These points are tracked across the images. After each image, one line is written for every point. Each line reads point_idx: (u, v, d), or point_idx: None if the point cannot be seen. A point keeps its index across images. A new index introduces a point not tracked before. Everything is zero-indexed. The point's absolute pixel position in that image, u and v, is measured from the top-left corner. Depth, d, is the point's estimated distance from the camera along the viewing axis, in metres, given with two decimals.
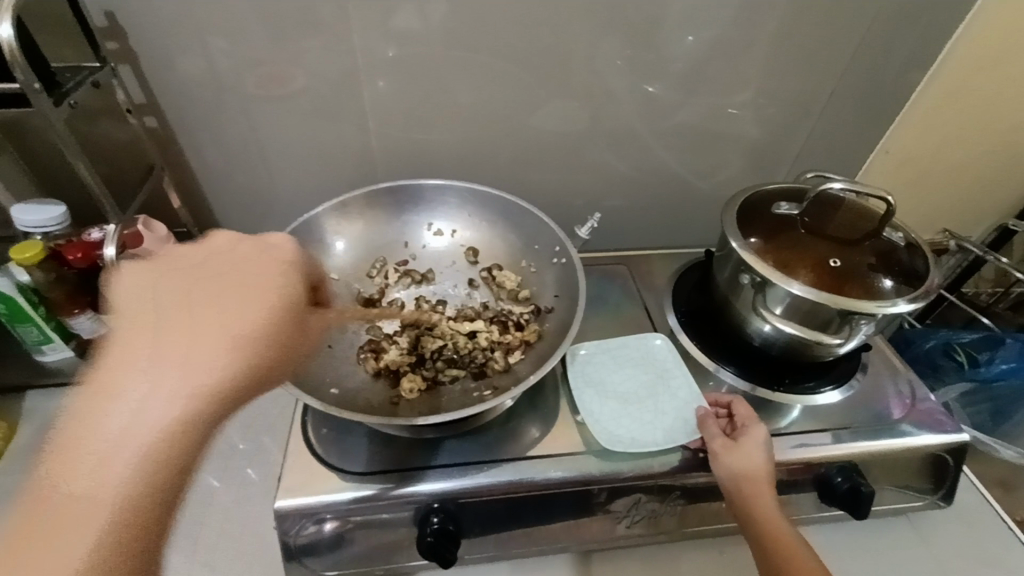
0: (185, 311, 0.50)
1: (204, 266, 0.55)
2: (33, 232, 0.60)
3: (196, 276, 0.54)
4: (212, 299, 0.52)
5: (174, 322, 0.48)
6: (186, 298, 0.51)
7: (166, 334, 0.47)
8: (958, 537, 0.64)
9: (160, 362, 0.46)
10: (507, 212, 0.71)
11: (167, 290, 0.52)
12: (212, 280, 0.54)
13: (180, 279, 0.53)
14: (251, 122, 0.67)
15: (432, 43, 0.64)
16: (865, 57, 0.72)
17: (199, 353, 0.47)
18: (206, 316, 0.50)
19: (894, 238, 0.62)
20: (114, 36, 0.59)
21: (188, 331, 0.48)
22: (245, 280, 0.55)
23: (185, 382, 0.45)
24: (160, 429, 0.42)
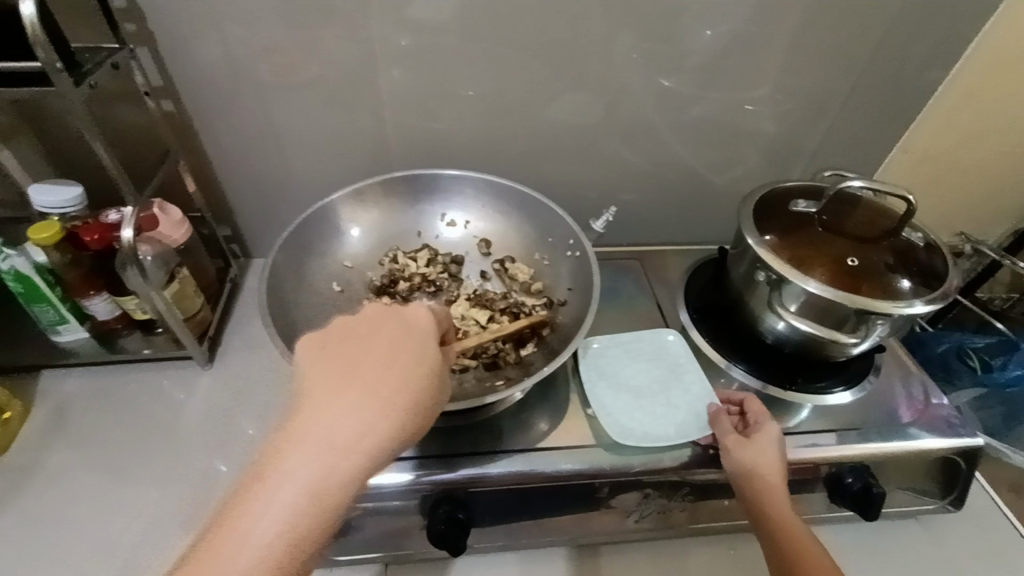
0: (347, 388, 0.39)
1: (375, 322, 0.43)
2: (50, 213, 0.60)
3: (367, 335, 0.42)
4: (376, 377, 0.40)
5: (336, 405, 0.38)
6: (350, 370, 0.40)
7: (323, 423, 0.38)
8: (968, 540, 0.64)
9: (312, 459, 0.37)
10: (523, 204, 0.70)
11: (336, 354, 0.41)
12: (383, 346, 0.42)
13: (353, 341, 0.42)
14: (268, 107, 0.67)
15: (449, 31, 0.63)
16: (887, 55, 0.71)
17: (353, 448, 0.38)
18: (371, 402, 0.39)
19: (913, 238, 0.61)
20: (133, 17, 0.59)
21: (347, 417, 0.38)
22: (413, 351, 0.42)
23: (335, 479, 0.37)
24: (305, 527, 0.36)
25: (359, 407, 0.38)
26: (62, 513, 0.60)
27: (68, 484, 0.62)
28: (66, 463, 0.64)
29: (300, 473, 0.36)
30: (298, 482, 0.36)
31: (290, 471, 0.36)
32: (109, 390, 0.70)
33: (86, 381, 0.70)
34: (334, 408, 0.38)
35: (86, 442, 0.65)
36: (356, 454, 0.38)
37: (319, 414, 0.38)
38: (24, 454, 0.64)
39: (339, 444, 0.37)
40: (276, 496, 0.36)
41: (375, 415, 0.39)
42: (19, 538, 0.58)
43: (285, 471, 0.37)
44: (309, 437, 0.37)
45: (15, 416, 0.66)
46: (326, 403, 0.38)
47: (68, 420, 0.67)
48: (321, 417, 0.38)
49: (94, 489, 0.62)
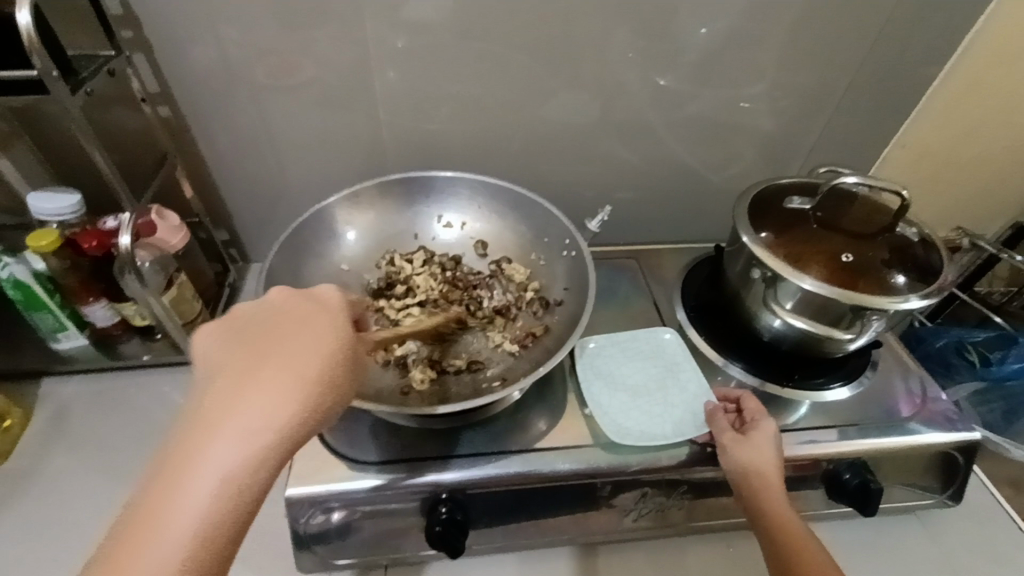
0: (251, 367, 0.36)
1: (282, 307, 0.41)
2: (48, 220, 0.60)
3: (272, 321, 0.40)
4: (278, 357, 0.37)
5: (242, 382, 0.35)
6: (257, 351, 0.37)
7: (228, 403, 0.34)
8: (967, 536, 0.64)
9: (220, 438, 0.33)
10: (518, 204, 0.71)
11: (238, 341, 0.38)
12: (287, 327, 0.39)
13: (259, 327, 0.39)
14: (263, 111, 0.67)
15: (442, 33, 0.63)
16: (882, 50, 0.71)
17: (266, 423, 0.34)
18: (285, 377, 0.36)
19: (908, 234, 0.61)
20: (129, 24, 0.59)
21: (256, 393, 0.35)
22: (324, 327, 0.40)
23: (244, 458, 0.33)
24: (229, 509, 0.32)
25: (267, 381, 0.36)
26: (64, 518, 0.60)
27: (69, 489, 0.63)
28: (67, 469, 0.64)
29: (204, 455, 0.33)
30: (205, 466, 0.32)
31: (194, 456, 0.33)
32: (109, 396, 0.70)
33: (86, 387, 0.71)
34: (236, 388, 0.35)
35: (87, 448, 0.66)
36: (268, 430, 0.34)
37: (220, 397, 0.35)
38: (25, 459, 0.65)
39: (246, 420, 0.34)
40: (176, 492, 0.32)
41: (287, 387, 0.36)
42: (20, 543, 0.59)
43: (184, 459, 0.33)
44: (211, 417, 0.34)
45: (16, 423, 0.66)
46: (227, 383, 0.35)
47: (69, 426, 0.67)
48: (223, 399, 0.35)
49: (95, 494, 0.62)
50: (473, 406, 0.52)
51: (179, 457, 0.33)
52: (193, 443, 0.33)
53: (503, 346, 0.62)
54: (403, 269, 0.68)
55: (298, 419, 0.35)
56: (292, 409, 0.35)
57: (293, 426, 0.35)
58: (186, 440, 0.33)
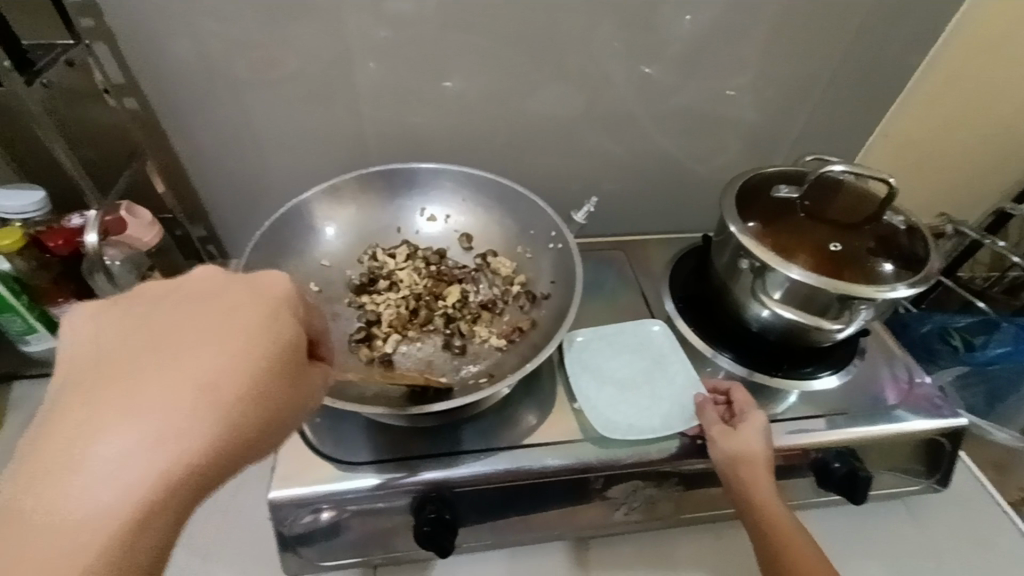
0: (153, 367, 0.30)
1: (202, 287, 0.34)
2: (11, 218, 0.58)
3: (187, 308, 0.33)
4: (190, 354, 0.31)
5: (140, 386, 0.29)
6: (166, 344, 0.31)
7: (121, 411, 0.28)
8: (951, 519, 0.65)
9: (110, 455, 0.28)
10: (503, 196, 0.69)
11: (143, 327, 0.32)
12: (205, 314, 0.33)
13: (178, 322, 0.32)
14: (236, 105, 0.65)
15: (423, 23, 0.61)
16: (870, 37, 0.70)
17: (172, 439, 0.29)
18: (197, 380, 0.30)
19: (895, 222, 0.61)
20: (88, 12, 0.56)
21: (161, 399, 0.29)
22: (251, 317, 0.33)
23: (143, 481, 0.28)
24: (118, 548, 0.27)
25: (175, 385, 0.30)
26: None
27: None
28: None
29: (91, 474, 0.27)
30: (91, 492, 0.27)
31: (75, 477, 0.27)
32: None
33: None
34: (133, 391, 0.29)
35: None
36: (176, 446, 0.29)
37: (111, 400, 0.29)
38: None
39: (148, 433, 0.28)
40: (52, 519, 0.26)
41: (203, 394, 0.30)
42: None
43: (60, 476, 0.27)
44: (96, 430, 0.28)
45: None
46: (122, 385, 0.29)
47: None
48: (126, 401, 0.29)
49: None
50: (460, 404, 0.51)
51: (55, 476, 0.27)
52: (72, 459, 0.27)
53: (489, 341, 0.61)
54: (386, 265, 0.66)
55: (214, 434, 0.30)
56: (210, 420, 0.30)
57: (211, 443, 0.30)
58: (59, 454, 0.27)
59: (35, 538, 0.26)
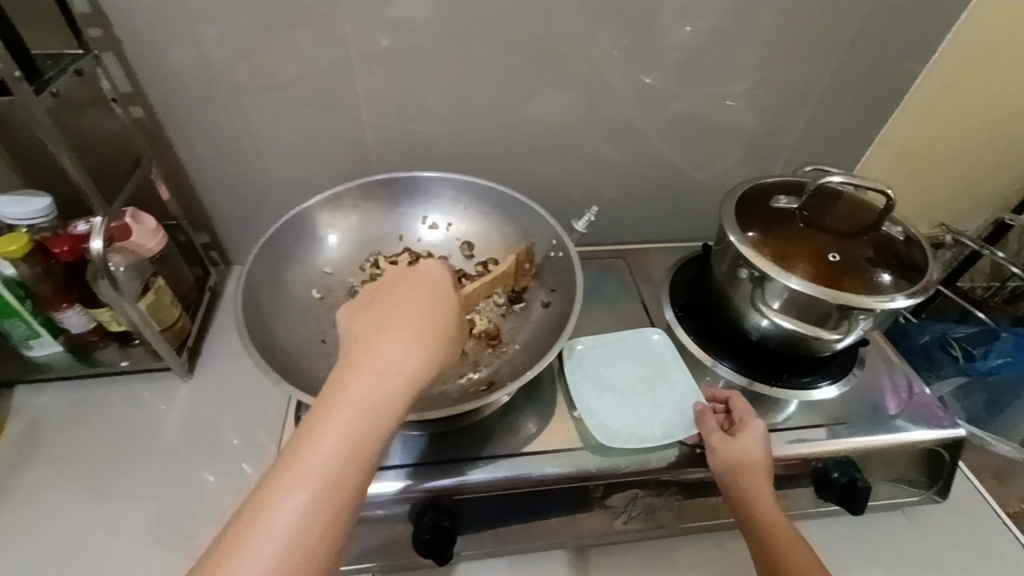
0: (387, 328, 0.44)
1: (399, 277, 0.49)
2: (18, 224, 0.59)
3: (386, 290, 0.48)
4: (400, 322, 0.44)
5: (377, 340, 0.43)
6: (390, 317, 0.45)
7: (375, 352, 0.42)
8: (953, 530, 0.64)
9: (356, 388, 0.40)
10: (504, 205, 0.70)
11: (360, 301, 0.47)
12: (411, 299, 0.47)
13: (376, 298, 0.47)
14: (241, 112, 0.66)
15: (426, 30, 0.62)
16: (867, 46, 0.71)
17: (396, 375, 0.41)
18: (400, 332, 0.43)
19: (893, 232, 0.61)
20: (98, 22, 0.57)
21: (383, 343, 0.42)
22: (431, 297, 0.47)
23: (364, 412, 0.39)
24: (354, 456, 0.38)
25: (399, 337, 0.43)
26: (36, 538, 0.58)
27: (42, 506, 0.60)
28: (40, 483, 0.62)
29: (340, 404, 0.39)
30: (336, 417, 0.38)
31: (335, 406, 0.39)
32: (83, 408, 0.68)
33: (62, 397, 0.69)
34: (374, 345, 0.42)
35: (61, 461, 0.64)
36: (392, 379, 0.40)
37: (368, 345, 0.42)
38: None
39: (371, 378, 0.40)
40: (322, 435, 0.37)
41: (408, 342, 0.43)
42: None
43: (333, 407, 0.39)
44: (354, 370, 0.41)
45: None
46: (367, 337, 0.43)
47: (41, 437, 0.65)
48: (370, 346, 0.42)
49: (68, 512, 0.60)
50: (459, 412, 0.52)
51: (327, 406, 0.39)
52: (339, 389, 0.40)
53: (489, 349, 0.62)
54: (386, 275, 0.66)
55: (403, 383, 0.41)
56: (414, 353, 0.42)
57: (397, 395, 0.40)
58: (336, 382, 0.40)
59: (310, 449, 0.37)
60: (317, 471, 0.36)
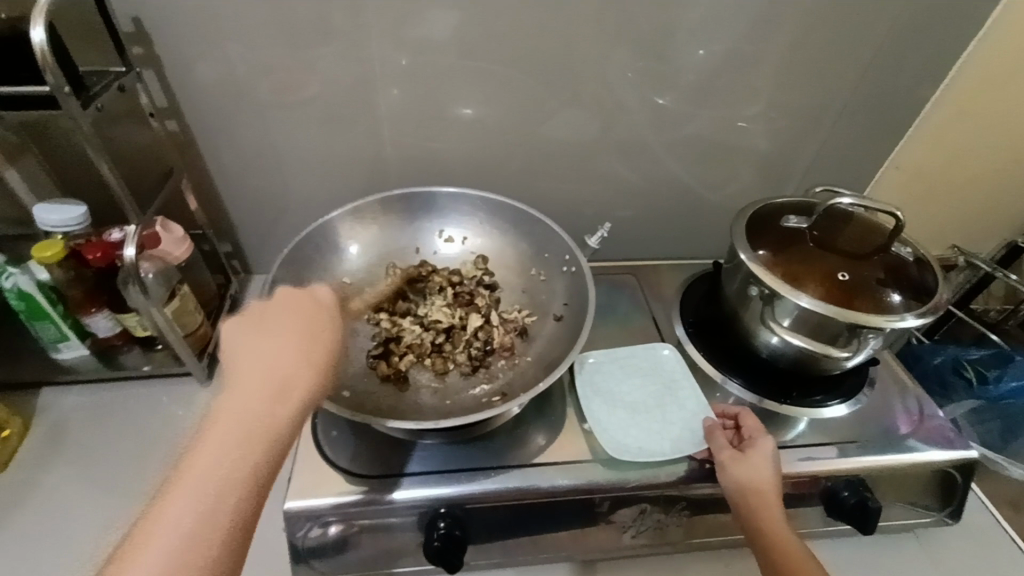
0: (272, 352, 0.44)
1: (286, 298, 0.49)
2: (54, 231, 0.61)
3: (283, 307, 0.48)
4: (296, 336, 0.45)
5: (260, 358, 0.43)
6: (270, 339, 0.45)
7: (240, 370, 0.43)
8: (968, 555, 0.64)
9: (240, 409, 0.40)
10: (519, 221, 0.72)
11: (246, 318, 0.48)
12: (292, 319, 0.47)
13: (269, 315, 0.48)
14: (267, 128, 0.69)
15: (445, 52, 0.65)
16: (876, 72, 0.72)
17: (279, 382, 0.42)
18: (296, 343, 0.45)
19: (903, 254, 0.62)
20: (140, 41, 0.61)
21: (275, 357, 0.43)
22: (326, 320, 0.48)
23: (265, 419, 0.40)
24: (239, 471, 0.37)
25: (276, 354, 0.44)
26: (57, 534, 0.60)
27: (64, 504, 0.62)
28: (63, 482, 0.64)
29: (230, 422, 0.39)
30: (234, 427, 0.39)
31: (231, 418, 0.39)
32: (106, 409, 0.70)
33: (86, 399, 0.71)
34: (245, 375, 0.42)
35: (82, 462, 0.65)
36: (283, 389, 0.42)
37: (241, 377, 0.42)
38: (21, 473, 0.64)
39: (260, 393, 0.41)
40: (204, 458, 0.37)
41: (295, 355, 0.44)
42: (14, 555, 0.58)
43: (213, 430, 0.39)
44: (246, 388, 0.41)
45: (15, 433, 0.66)
46: (252, 359, 0.43)
47: (66, 437, 0.67)
48: (249, 364, 0.43)
49: (89, 511, 0.62)
50: (471, 421, 0.53)
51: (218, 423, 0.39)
52: (233, 403, 0.40)
53: (501, 361, 0.63)
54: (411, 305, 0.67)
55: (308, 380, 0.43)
56: (319, 352, 0.45)
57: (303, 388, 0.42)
58: (227, 401, 0.41)
59: (205, 452, 0.38)
60: (226, 462, 0.37)
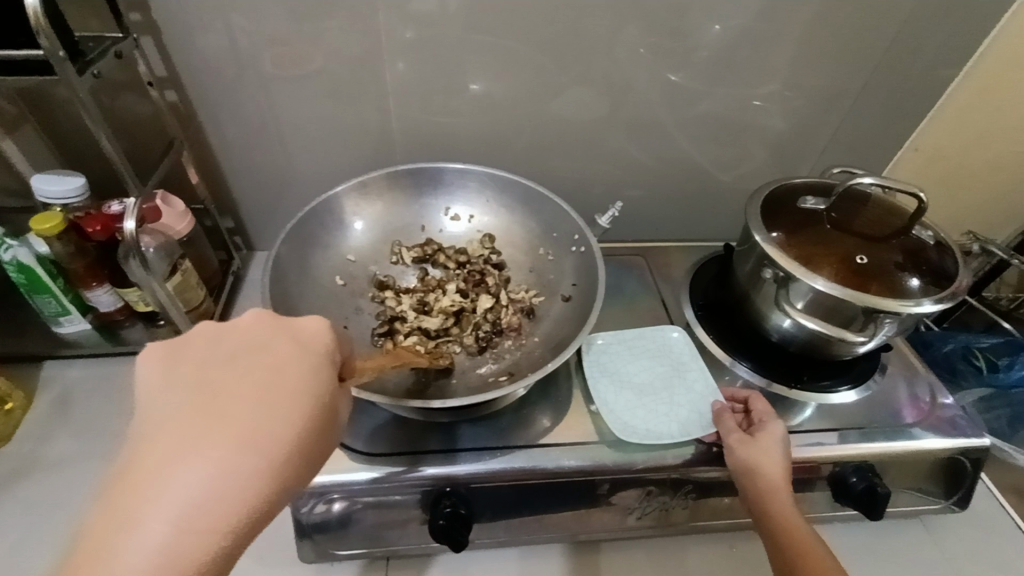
0: (215, 431, 0.32)
1: (255, 338, 0.37)
2: (53, 203, 0.60)
3: (245, 355, 0.36)
4: (251, 410, 0.33)
5: (193, 440, 0.32)
6: (212, 407, 0.33)
7: (163, 456, 0.31)
8: (972, 541, 0.64)
9: (150, 522, 0.29)
10: (527, 199, 0.70)
11: (195, 360, 0.36)
12: (252, 378, 0.35)
13: (226, 362, 0.36)
14: (268, 101, 0.67)
15: (452, 24, 0.62)
16: (899, 50, 0.70)
17: (217, 487, 0.31)
18: (251, 422, 0.33)
19: (924, 237, 0.60)
20: (138, 7, 0.58)
21: (212, 448, 0.31)
22: (297, 380, 0.36)
23: (181, 544, 0.29)
24: None
25: (217, 440, 0.32)
26: (63, 506, 0.60)
27: (70, 476, 0.62)
28: (67, 456, 0.64)
29: (134, 537, 0.29)
30: (146, 542, 0.29)
31: (143, 524, 0.29)
32: (108, 384, 0.70)
33: (87, 373, 0.71)
34: (171, 462, 0.31)
35: (86, 435, 0.65)
36: (216, 502, 0.30)
37: (164, 462, 0.31)
38: (26, 445, 0.64)
39: (186, 498, 0.30)
40: None
41: (241, 449, 0.32)
42: (20, 528, 0.58)
43: (118, 542, 0.29)
44: (157, 491, 0.30)
45: (18, 407, 0.66)
46: (185, 437, 0.32)
47: (68, 412, 0.67)
48: (179, 449, 0.31)
49: (94, 483, 0.62)
50: (478, 401, 0.52)
51: (124, 527, 0.29)
52: (148, 504, 0.30)
53: (508, 341, 0.62)
54: (422, 281, 0.67)
55: (261, 482, 0.32)
56: (283, 436, 0.34)
57: (252, 494, 0.32)
58: (140, 498, 0.30)
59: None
60: None
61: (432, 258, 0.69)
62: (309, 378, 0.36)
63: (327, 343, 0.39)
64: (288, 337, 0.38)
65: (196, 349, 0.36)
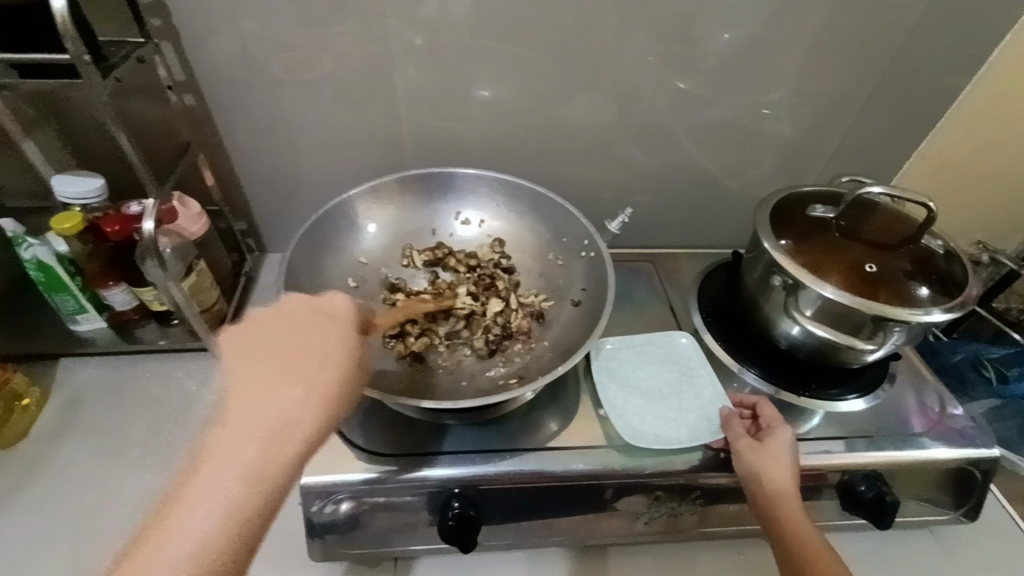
0: (286, 376, 0.44)
1: (301, 315, 0.48)
2: (73, 204, 0.61)
3: (297, 326, 0.47)
4: (307, 362, 0.45)
5: (273, 384, 0.43)
6: (277, 368, 0.44)
7: (252, 391, 0.43)
8: (982, 552, 0.63)
9: (244, 439, 0.40)
10: (537, 204, 0.71)
11: (263, 329, 0.47)
12: (305, 341, 0.46)
13: (284, 331, 0.47)
14: (282, 104, 0.68)
15: (464, 30, 0.63)
16: (907, 59, 0.70)
17: (289, 413, 0.42)
18: (309, 371, 0.44)
19: (932, 246, 0.60)
20: (158, 12, 0.59)
21: (286, 386, 0.43)
22: (335, 343, 0.46)
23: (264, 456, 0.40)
24: (239, 505, 0.39)
25: (288, 381, 0.43)
26: (75, 503, 0.61)
27: (85, 473, 0.63)
28: (80, 453, 0.65)
29: (233, 451, 0.40)
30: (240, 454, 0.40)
31: (242, 441, 0.41)
32: (121, 383, 0.71)
33: (100, 372, 0.72)
34: (259, 396, 0.43)
35: (99, 433, 0.66)
36: (289, 424, 0.42)
37: (253, 396, 0.43)
38: (40, 443, 0.66)
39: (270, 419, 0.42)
40: (212, 481, 0.39)
41: (303, 389, 0.43)
42: (33, 524, 0.59)
43: (221, 454, 0.40)
44: (250, 415, 0.42)
45: (34, 403, 0.68)
46: (267, 377, 0.44)
47: (81, 410, 0.68)
48: (263, 387, 0.43)
49: (106, 481, 0.63)
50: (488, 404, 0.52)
51: (226, 442, 0.41)
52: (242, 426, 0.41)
53: (517, 345, 0.63)
54: (432, 284, 0.67)
55: (315, 414, 0.43)
56: (329, 382, 0.44)
57: (310, 422, 0.42)
58: (238, 421, 0.41)
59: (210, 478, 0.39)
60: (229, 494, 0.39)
61: (442, 261, 0.69)
62: (341, 344, 0.46)
63: (353, 316, 0.49)
64: (322, 313, 0.48)
65: (260, 323, 0.47)
